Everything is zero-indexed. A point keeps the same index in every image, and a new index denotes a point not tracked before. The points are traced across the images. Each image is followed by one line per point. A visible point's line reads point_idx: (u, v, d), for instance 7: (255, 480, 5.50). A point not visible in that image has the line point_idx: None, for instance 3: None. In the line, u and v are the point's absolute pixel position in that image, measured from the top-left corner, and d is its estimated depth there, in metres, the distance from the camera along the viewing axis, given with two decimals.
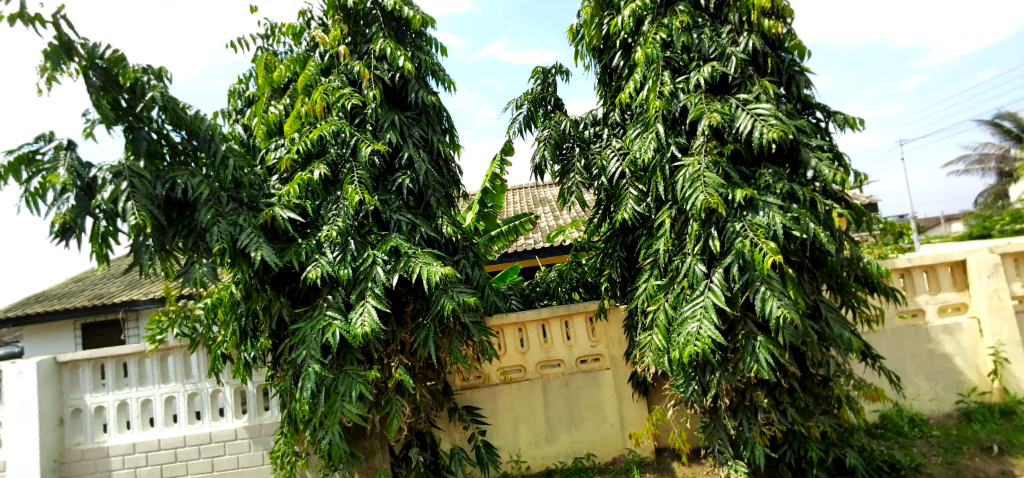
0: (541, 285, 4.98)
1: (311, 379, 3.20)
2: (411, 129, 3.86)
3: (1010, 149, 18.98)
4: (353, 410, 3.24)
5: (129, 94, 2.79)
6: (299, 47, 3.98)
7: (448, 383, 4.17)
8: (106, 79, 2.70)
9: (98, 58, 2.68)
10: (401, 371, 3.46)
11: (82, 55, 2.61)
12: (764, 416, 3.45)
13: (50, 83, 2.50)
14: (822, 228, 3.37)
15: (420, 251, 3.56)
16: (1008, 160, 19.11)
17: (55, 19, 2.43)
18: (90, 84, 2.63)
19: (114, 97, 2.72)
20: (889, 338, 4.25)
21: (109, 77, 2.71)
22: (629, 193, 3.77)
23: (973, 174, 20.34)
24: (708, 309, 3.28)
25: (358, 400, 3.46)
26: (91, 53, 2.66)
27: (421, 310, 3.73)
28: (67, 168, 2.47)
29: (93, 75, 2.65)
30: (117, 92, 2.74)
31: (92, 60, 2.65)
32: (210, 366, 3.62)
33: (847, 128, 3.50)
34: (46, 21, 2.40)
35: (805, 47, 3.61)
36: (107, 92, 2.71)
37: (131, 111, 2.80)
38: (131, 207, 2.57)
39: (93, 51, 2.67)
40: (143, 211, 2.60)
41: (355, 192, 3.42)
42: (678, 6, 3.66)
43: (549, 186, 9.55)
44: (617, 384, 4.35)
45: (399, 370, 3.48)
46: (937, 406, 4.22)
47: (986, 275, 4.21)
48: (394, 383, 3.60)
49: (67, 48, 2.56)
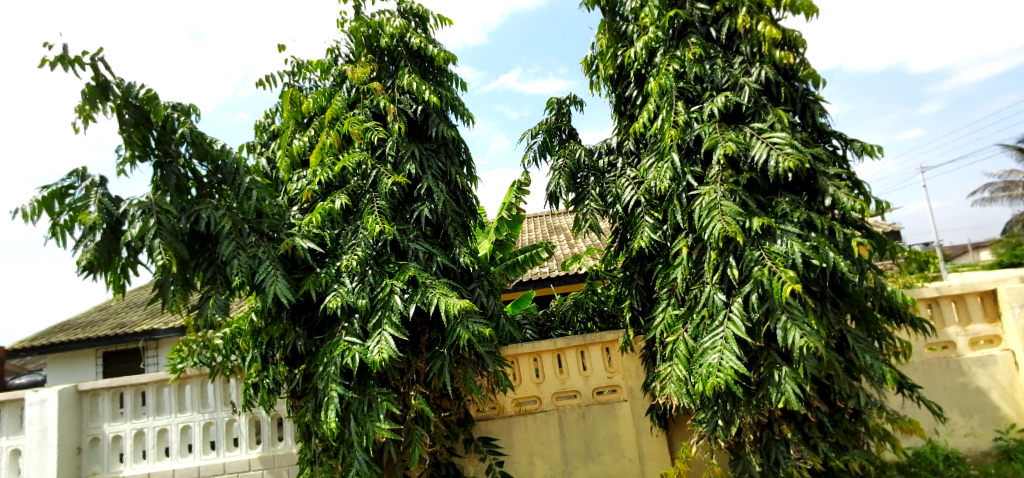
0: (557, 315, 4.91)
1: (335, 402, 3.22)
2: (431, 161, 3.94)
3: None
4: (386, 428, 3.23)
5: (158, 129, 2.95)
6: (327, 82, 4.14)
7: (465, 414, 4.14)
8: (138, 117, 2.86)
9: (132, 96, 2.84)
10: (421, 400, 3.47)
11: (117, 95, 2.77)
12: (797, 450, 3.39)
13: (86, 122, 2.72)
14: (843, 257, 3.35)
15: (437, 280, 3.60)
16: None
17: (92, 62, 2.68)
18: (123, 121, 2.80)
19: (144, 134, 2.89)
20: (918, 370, 4.14)
21: (140, 116, 2.87)
22: (645, 220, 3.78)
23: (1000, 202, 19.81)
24: (730, 339, 3.26)
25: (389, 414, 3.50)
26: (127, 92, 2.82)
27: (437, 340, 3.76)
28: (96, 206, 2.58)
29: (126, 113, 2.81)
30: (148, 129, 2.91)
31: (127, 98, 2.81)
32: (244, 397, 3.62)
33: (865, 155, 3.49)
34: (84, 63, 2.65)
35: (818, 76, 3.62)
36: (140, 128, 2.88)
37: (161, 146, 2.96)
38: (158, 244, 2.64)
39: (129, 89, 2.83)
40: (169, 249, 2.67)
41: (375, 222, 3.50)
42: (690, 39, 3.73)
43: (564, 214, 9.55)
44: (635, 416, 4.27)
45: (420, 399, 3.49)
46: (974, 443, 4.05)
47: (1018, 306, 4.05)
48: (412, 414, 3.60)
49: (103, 87, 2.71)
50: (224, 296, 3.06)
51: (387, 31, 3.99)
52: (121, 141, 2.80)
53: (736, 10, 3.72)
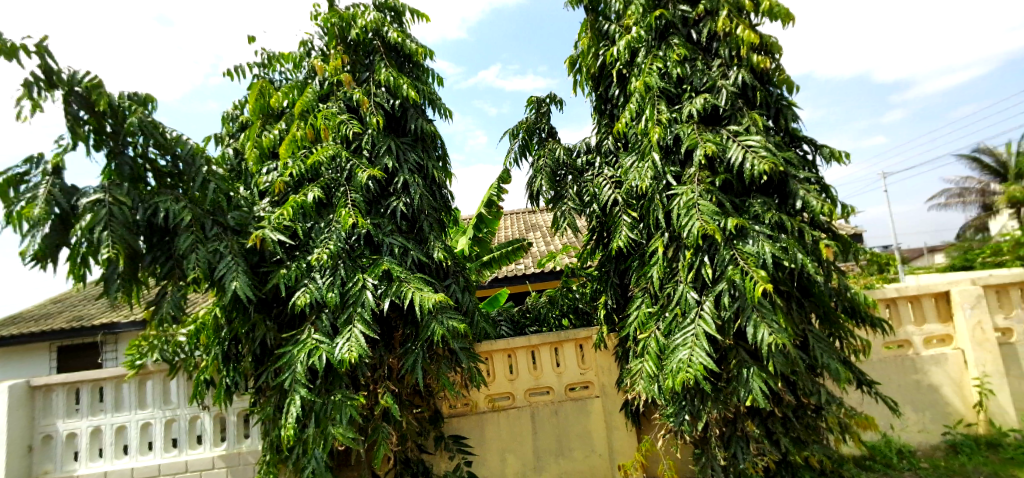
0: (531, 311, 4.93)
1: (297, 404, 3.17)
2: (407, 154, 3.89)
3: (991, 182, 19.41)
4: (344, 433, 3.18)
5: (112, 119, 2.81)
6: (300, 75, 4.09)
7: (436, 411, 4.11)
8: (86, 106, 2.72)
9: (77, 85, 2.70)
10: (389, 398, 3.45)
11: (63, 82, 2.64)
12: (756, 446, 3.52)
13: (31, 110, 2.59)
14: (810, 258, 3.47)
15: (411, 275, 3.56)
16: (989, 194, 19.46)
17: (37, 48, 2.56)
18: (71, 110, 2.67)
19: (97, 123, 2.76)
20: (876, 368, 4.31)
21: (88, 106, 2.73)
22: (623, 220, 3.83)
23: (954, 208, 20.77)
24: (700, 337, 3.34)
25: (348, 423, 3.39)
26: (72, 80, 2.68)
27: (411, 335, 3.74)
28: (43, 200, 2.45)
29: (73, 103, 2.68)
30: (103, 118, 2.79)
31: (72, 86, 2.67)
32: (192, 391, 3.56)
33: (834, 162, 3.61)
34: (30, 51, 2.54)
35: (793, 82, 3.73)
36: (92, 117, 2.75)
37: (116, 134, 2.82)
38: (106, 237, 2.55)
39: (75, 77, 2.69)
40: (118, 243, 2.57)
41: (349, 215, 3.45)
42: (673, 39, 3.78)
43: (541, 212, 9.59)
44: (607, 412, 4.33)
45: (387, 397, 3.45)
46: (925, 438, 4.26)
47: (969, 307, 4.30)
48: (381, 410, 3.57)
49: (49, 75, 2.59)
50: (184, 291, 2.98)
51: (360, 24, 3.93)
52: (67, 130, 2.65)
53: (717, 14, 3.79)
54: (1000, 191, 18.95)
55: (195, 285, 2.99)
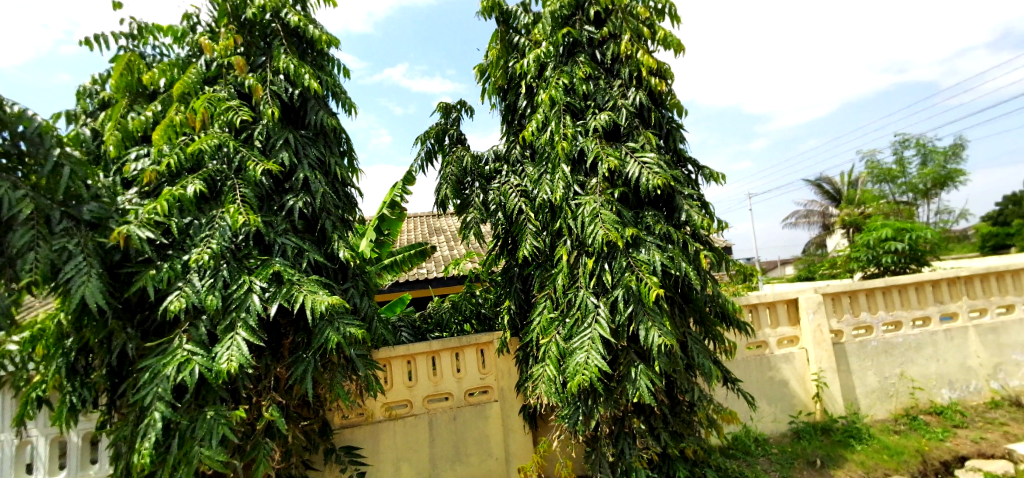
0: (433, 316, 4.85)
1: (155, 427, 2.84)
2: (306, 149, 3.66)
3: (829, 207, 22.70)
4: (211, 457, 2.88)
5: None
6: (181, 52, 3.67)
7: (326, 423, 3.87)
8: None
9: None
10: (274, 411, 3.20)
11: None
12: (641, 441, 3.79)
13: None
14: (691, 267, 3.84)
15: (305, 278, 3.34)
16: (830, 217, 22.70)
17: None
18: None
19: None
20: (740, 366, 4.87)
21: None
22: (528, 228, 3.95)
23: (802, 227, 23.97)
24: (596, 340, 3.55)
25: (220, 446, 3.13)
26: None
27: (302, 343, 3.48)
28: None
29: None
30: None
31: None
32: (19, 412, 3.08)
33: (712, 182, 4.05)
34: None
35: (682, 107, 4.11)
36: None
37: None
38: None
39: None
40: None
41: (239, 212, 3.14)
42: (579, 57, 3.99)
43: (444, 217, 9.50)
44: (505, 416, 4.41)
45: (273, 410, 3.21)
46: (776, 426, 4.88)
47: (812, 312, 5.03)
48: (264, 425, 3.29)
49: None
50: (19, 292, 2.53)
51: (258, 4, 3.62)
52: None
53: (619, 37, 4.05)
54: (835, 213, 22.27)
55: (36, 287, 2.54)
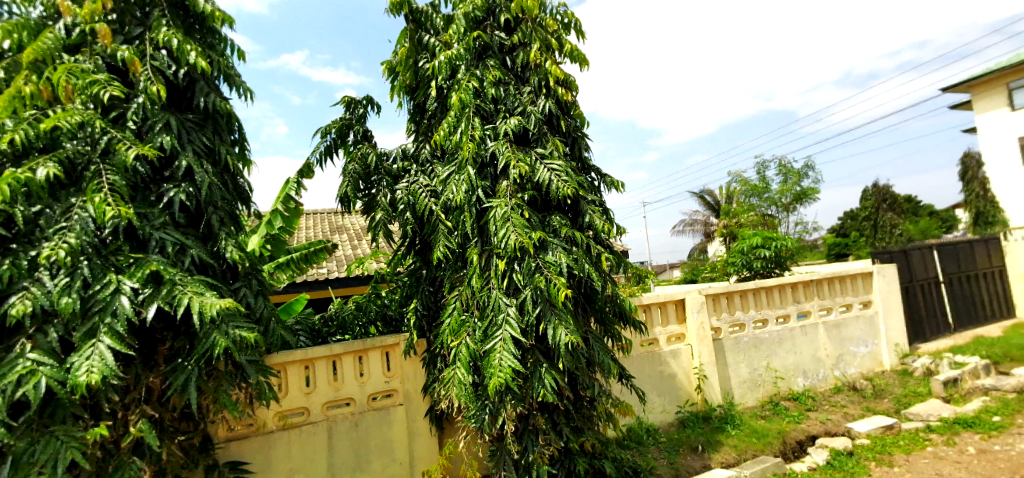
0: (335, 319, 4.62)
1: None
2: (192, 134, 3.33)
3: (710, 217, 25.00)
4: None
5: None
6: (32, 11, 3.14)
7: (207, 436, 3.52)
8: None
9: None
10: (143, 425, 2.84)
11: None
12: (544, 437, 3.92)
13: None
14: (594, 268, 4.05)
15: (189, 278, 3.04)
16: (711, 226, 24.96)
17: None
18: None
19: None
20: (635, 362, 5.20)
21: None
22: (441, 228, 3.88)
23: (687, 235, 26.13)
24: (507, 341, 3.60)
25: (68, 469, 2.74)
26: None
27: (183, 349, 3.14)
28: None
29: None
30: None
31: None
32: None
33: (613, 189, 4.30)
34: None
35: (585, 117, 4.34)
36: None
37: None
38: None
39: None
40: None
41: (106, 203, 2.73)
42: (489, 61, 4.04)
43: (345, 215, 9.10)
44: (409, 420, 4.33)
45: (141, 424, 2.86)
46: (665, 416, 5.28)
47: (696, 311, 5.54)
48: (131, 443, 2.92)
49: None
50: None
51: None
52: None
53: (529, 46, 4.16)
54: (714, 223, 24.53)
55: None
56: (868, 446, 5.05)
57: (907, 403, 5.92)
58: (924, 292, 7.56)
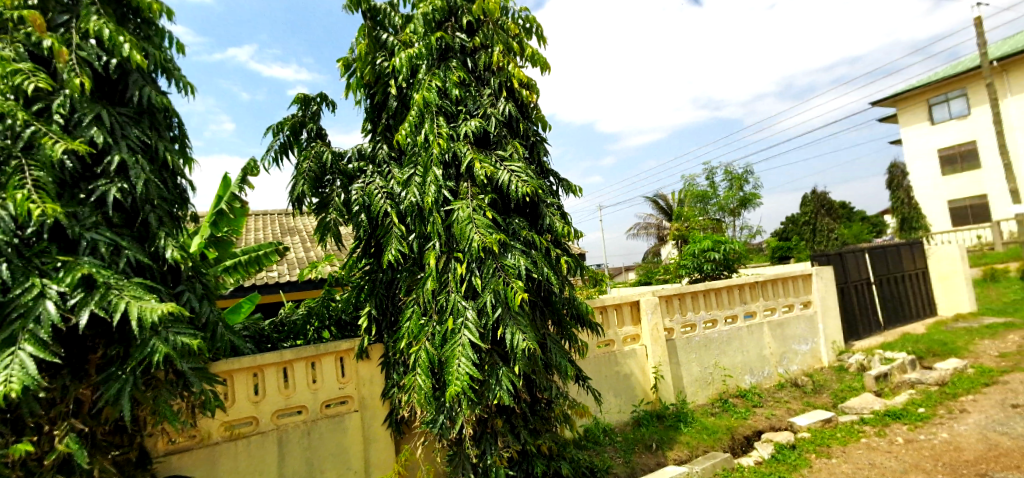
0: (286, 324, 4.45)
1: None
2: (126, 129, 3.08)
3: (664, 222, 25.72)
4: None
5: None
6: None
7: (144, 450, 3.28)
8: None
9: None
10: (71, 441, 2.66)
11: None
12: (502, 440, 3.90)
13: None
14: (552, 271, 4.07)
15: (127, 281, 2.84)
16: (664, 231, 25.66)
17: None
18: None
19: None
20: (592, 364, 5.26)
21: None
22: (394, 231, 3.83)
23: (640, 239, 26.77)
24: (466, 346, 3.56)
25: None
26: None
27: (117, 358, 2.90)
28: None
29: None
30: None
31: None
32: None
33: (571, 194, 4.35)
34: None
35: (546, 121, 4.36)
36: None
37: None
38: None
39: None
40: None
41: (30, 201, 2.51)
42: (451, 63, 4.01)
43: (298, 217, 8.78)
44: (365, 427, 4.21)
45: (70, 440, 2.66)
46: (621, 416, 5.38)
47: (650, 312, 5.66)
48: (57, 460, 2.69)
49: None
50: None
51: None
52: None
53: (489, 48, 4.16)
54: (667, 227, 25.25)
55: None
56: (809, 439, 5.31)
57: (843, 397, 6.27)
58: (858, 293, 8.05)
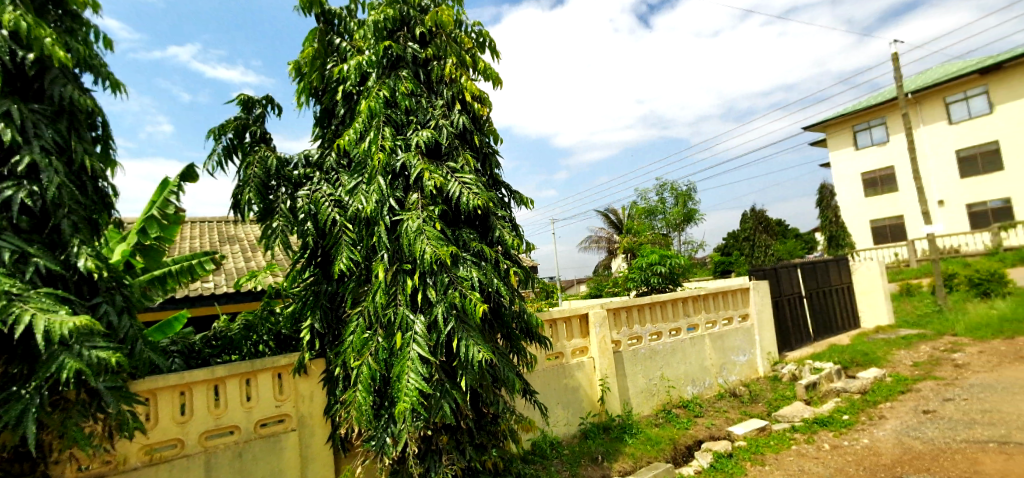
0: (220, 339, 4.14)
1: None
2: (39, 127, 2.76)
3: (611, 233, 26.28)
4: None
5: None
6: None
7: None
8: None
9: None
10: None
11: None
12: (447, 457, 3.77)
13: None
14: (503, 284, 4.00)
15: (35, 291, 2.54)
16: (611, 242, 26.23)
17: None
18: None
19: None
20: (540, 377, 5.23)
21: None
22: (343, 241, 3.63)
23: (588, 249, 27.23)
24: (415, 360, 3.43)
25: None
26: None
27: (20, 377, 2.60)
28: None
29: None
30: None
31: None
32: None
33: (523, 206, 4.31)
34: None
35: (498, 133, 4.31)
36: None
37: None
38: None
39: None
40: None
41: None
42: (402, 72, 3.89)
43: (236, 224, 8.31)
44: (302, 446, 3.98)
45: None
46: (569, 428, 5.37)
47: (598, 325, 5.71)
48: None
49: None
50: None
51: None
52: None
53: (442, 59, 4.07)
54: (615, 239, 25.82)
55: None
56: (745, 447, 5.49)
57: (776, 405, 6.54)
58: (790, 306, 8.47)
